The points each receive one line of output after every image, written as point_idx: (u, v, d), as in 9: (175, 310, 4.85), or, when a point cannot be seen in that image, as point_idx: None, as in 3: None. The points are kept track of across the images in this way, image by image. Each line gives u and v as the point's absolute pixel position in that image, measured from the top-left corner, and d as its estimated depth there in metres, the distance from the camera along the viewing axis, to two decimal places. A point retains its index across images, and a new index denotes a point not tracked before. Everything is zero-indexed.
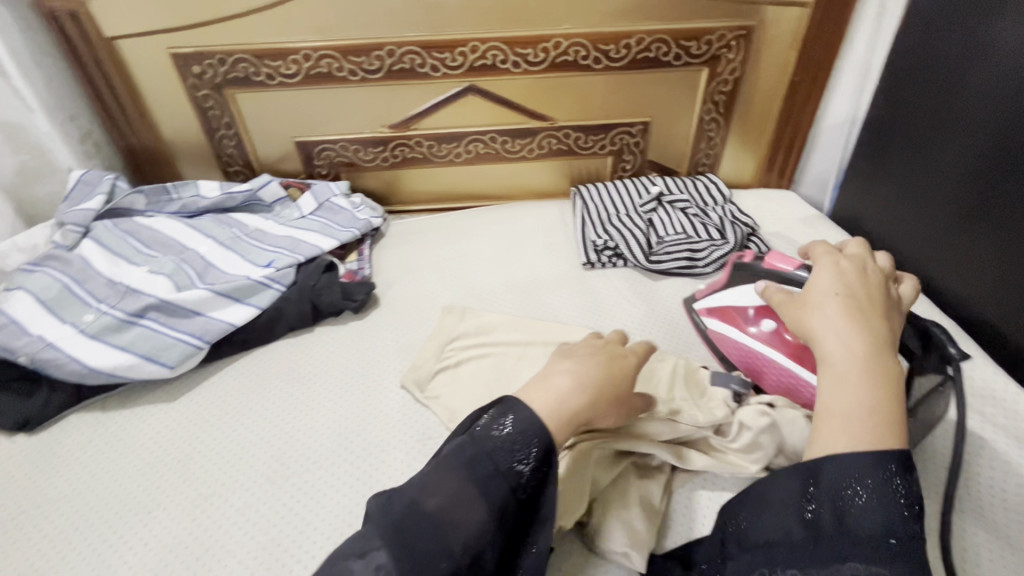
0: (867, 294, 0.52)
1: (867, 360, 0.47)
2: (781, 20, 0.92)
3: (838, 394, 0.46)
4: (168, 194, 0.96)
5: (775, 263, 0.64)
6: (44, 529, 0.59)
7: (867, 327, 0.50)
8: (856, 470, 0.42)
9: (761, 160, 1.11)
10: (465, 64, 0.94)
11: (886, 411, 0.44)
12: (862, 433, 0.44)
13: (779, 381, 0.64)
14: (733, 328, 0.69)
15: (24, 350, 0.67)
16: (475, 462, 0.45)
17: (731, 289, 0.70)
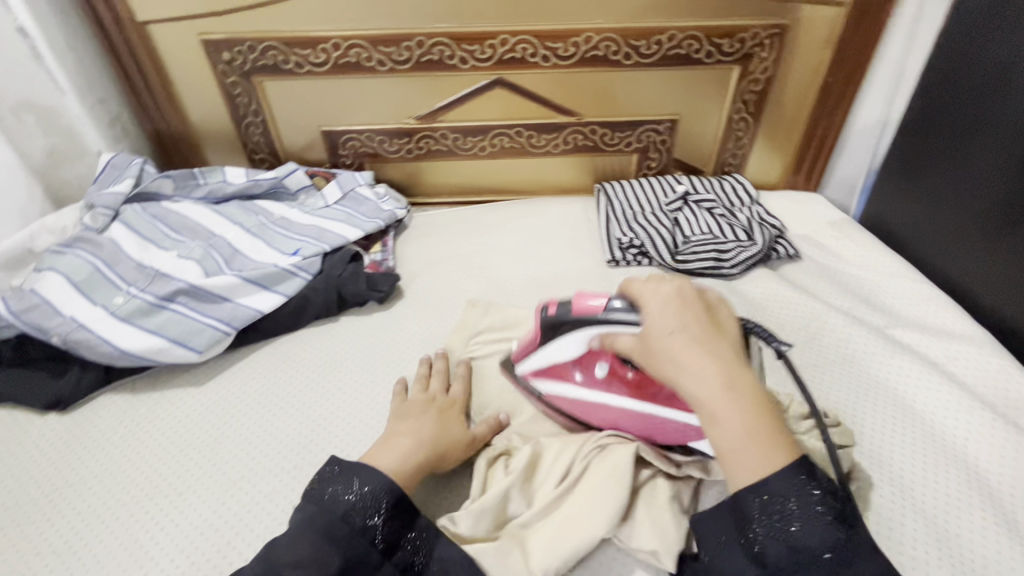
0: (696, 317, 0.50)
1: (725, 390, 0.47)
2: (817, 19, 0.91)
3: (717, 433, 0.47)
4: (195, 179, 0.96)
5: (584, 306, 0.58)
6: (75, 508, 0.59)
7: (710, 350, 0.48)
8: (781, 500, 0.44)
9: (789, 162, 1.09)
10: (494, 57, 0.93)
11: (762, 429, 0.46)
12: (752, 459, 0.45)
13: (633, 425, 0.61)
14: (569, 384, 0.65)
15: (57, 330, 0.69)
16: (314, 516, 0.48)
17: (544, 350, 0.64)
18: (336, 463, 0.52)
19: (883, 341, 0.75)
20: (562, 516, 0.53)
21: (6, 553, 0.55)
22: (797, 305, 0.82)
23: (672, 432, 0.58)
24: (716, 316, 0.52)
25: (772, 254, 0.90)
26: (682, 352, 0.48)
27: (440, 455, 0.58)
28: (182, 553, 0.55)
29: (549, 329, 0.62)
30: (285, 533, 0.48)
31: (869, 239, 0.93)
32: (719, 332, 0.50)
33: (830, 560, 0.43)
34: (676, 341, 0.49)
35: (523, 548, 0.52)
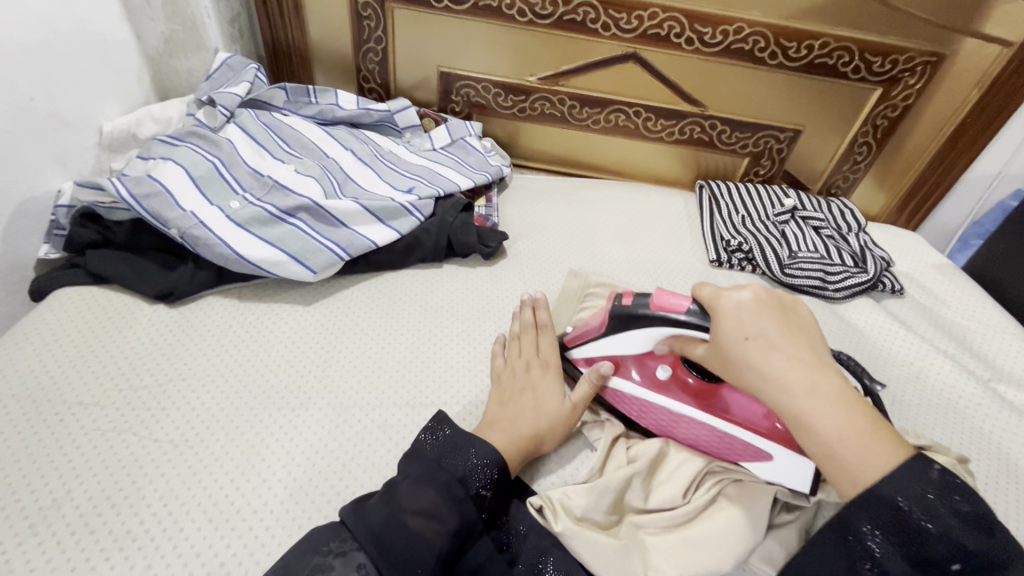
0: (778, 319, 0.48)
1: (814, 387, 0.44)
2: (976, 55, 0.87)
3: (807, 438, 0.44)
4: (307, 96, 0.93)
5: (666, 303, 0.54)
6: (188, 403, 0.58)
7: (789, 349, 0.47)
8: (892, 518, 0.40)
9: (896, 197, 1.06)
10: (638, 29, 0.90)
11: (857, 425, 0.43)
12: (850, 464, 0.42)
13: (685, 434, 0.58)
14: (627, 380, 0.61)
15: (176, 224, 0.67)
16: (433, 471, 0.48)
17: (607, 340, 0.61)
18: (452, 427, 0.53)
19: (985, 393, 0.75)
20: (695, 536, 0.51)
21: (122, 435, 0.55)
22: (900, 342, 0.81)
23: (728, 449, 0.55)
24: (786, 306, 0.51)
25: (879, 285, 0.88)
26: (761, 357, 0.47)
27: (544, 439, 0.56)
28: (298, 468, 0.55)
29: (619, 320, 0.58)
30: (406, 481, 0.48)
31: (974, 288, 0.92)
32: (796, 329, 0.49)
33: (961, 572, 0.40)
34: (751, 345, 0.47)
35: (642, 550, 0.51)
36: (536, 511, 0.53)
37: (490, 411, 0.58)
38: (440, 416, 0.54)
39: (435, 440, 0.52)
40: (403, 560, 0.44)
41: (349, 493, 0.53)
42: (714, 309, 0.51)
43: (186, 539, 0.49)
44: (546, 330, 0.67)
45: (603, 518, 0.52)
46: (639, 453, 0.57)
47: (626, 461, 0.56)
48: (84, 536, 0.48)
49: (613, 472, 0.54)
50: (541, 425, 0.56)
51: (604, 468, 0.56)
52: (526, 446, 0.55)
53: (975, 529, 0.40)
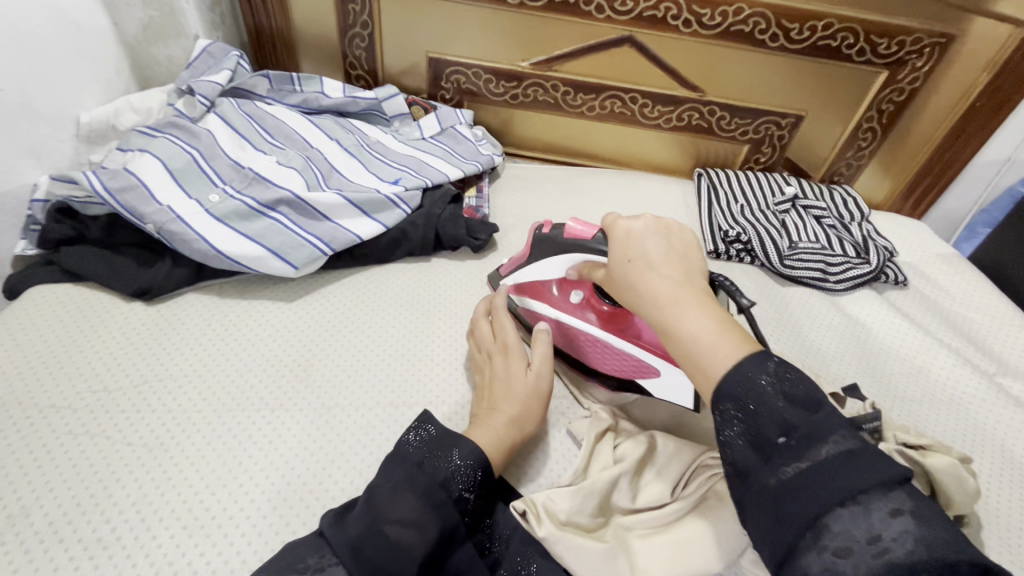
0: (668, 246, 0.47)
1: (682, 293, 0.43)
2: (988, 36, 0.84)
3: (673, 344, 0.42)
4: (292, 84, 0.90)
5: (573, 228, 0.57)
6: (165, 404, 0.56)
7: (664, 264, 0.45)
8: (731, 403, 0.38)
9: (901, 184, 1.03)
10: (634, 11, 0.86)
11: (714, 326, 0.41)
12: (704, 362, 0.40)
13: (590, 352, 0.63)
14: (545, 304, 0.66)
15: (152, 218, 0.64)
16: (414, 477, 0.46)
17: (532, 266, 0.64)
18: (437, 426, 0.50)
19: (990, 387, 0.73)
20: (682, 535, 0.48)
21: (95, 438, 0.53)
22: (903, 335, 0.79)
23: (624, 364, 0.61)
24: (678, 236, 0.49)
25: (882, 276, 0.85)
26: (637, 272, 0.46)
27: (529, 424, 0.54)
28: (277, 472, 0.53)
29: (540, 244, 0.62)
30: (386, 485, 0.46)
31: (981, 279, 0.89)
32: (678, 252, 0.47)
33: (790, 446, 0.36)
34: (633, 265, 0.46)
35: (628, 551, 0.48)
36: (521, 515, 0.51)
37: (476, 411, 0.56)
38: (427, 413, 0.51)
39: (419, 440, 0.49)
40: (381, 574, 0.42)
41: (331, 498, 0.52)
42: (610, 234, 0.51)
43: (159, 546, 0.47)
44: (501, 313, 0.63)
45: (589, 522, 0.50)
46: (627, 453, 0.54)
47: (616, 462, 0.54)
48: (51, 546, 0.46)
49: (600, 474, 0.52)
50: (525, 427, 0.54)
51: (593, 469, 0.54)
52: (510, 443, 0.52)
53: (800, 403, 0.38)
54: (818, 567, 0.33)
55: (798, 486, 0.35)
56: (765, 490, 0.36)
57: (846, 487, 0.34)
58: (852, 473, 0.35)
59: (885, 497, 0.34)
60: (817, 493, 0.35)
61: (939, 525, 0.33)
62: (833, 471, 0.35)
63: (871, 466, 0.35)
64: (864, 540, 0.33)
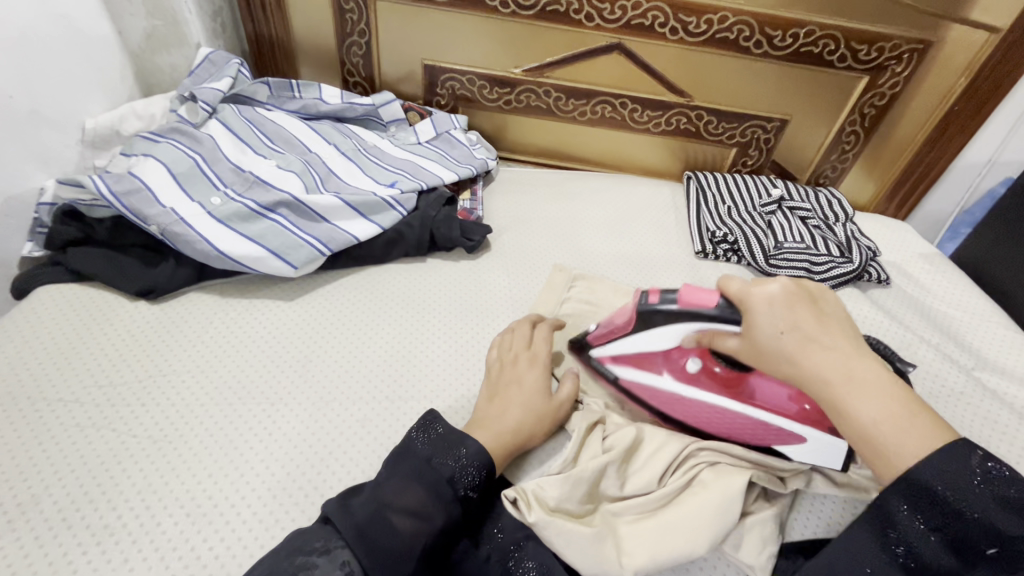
0: (813, 313, 0.47)
1: (856, 375, 0.44)
2: (963, 42, 0.87)
3: (847, 425, 0.43)
4: (291, 91, 0.93)
5: (692, 300, 0.54)
6: (168, 398, 0.59)
7: (825, 338, 0.45)
8: (926, 504, 0.40)
9: (885, 186, 1.05)
10: (622, 19, 0.89)
11: (894, 408, 0.42)
12: (894, 449, 0.41)
13: (715, 423, 0.59)
14: (654, 376, 0.62)
15: (156, 219, 0.67)
16: (422, 469, 0.49)
17: (636, 336, 0.60)
18: (444, 425, 0.53)
19: (968, 381, 0.75)
20: (667, 519, 0.51)
21: (101, 431, 0.55)
22: (885, 331, 0.81)
23: (757, 434, 0.57)
24: (816, 296, 0.49)
25: (865, 275, 0.88)
26: (795, 348, 0.46)
27: (530, 435, 0.56)
28: (277, 462, 0.55)
29: (649, 317, 0.58)
30: (392, 478, 0.48)
31: (962, 278, 0.91)
32: (828, 318, 0.47)
33: (997, 557, 0.38)
34: (785, 339, 0.46)
35: (615, 535, 0.51)
36: (511, 504, 0.51)
37: (479, 407, 0.58)
38: (432, 414, 0.54)
39: (426, 437, 0.52)
40: (386, 558, 0.44)
41: (329, 487, 0.54)
42: (743, 303, 0.49)
43: (164, 533, 0.49)
44: (529, 322, 0.67)
45: (578, 508, 0.52)
46: (615, 443, 0.57)
47: (604, 452, 0.56)
48: (61, 531, 0.48)
49: (588, 463, 0.54)
50: (521, 424, 0.56)
51: (580, 458, 0.56)
52: (512, 442, 0.55)
53: (1013, 509, 0.38)
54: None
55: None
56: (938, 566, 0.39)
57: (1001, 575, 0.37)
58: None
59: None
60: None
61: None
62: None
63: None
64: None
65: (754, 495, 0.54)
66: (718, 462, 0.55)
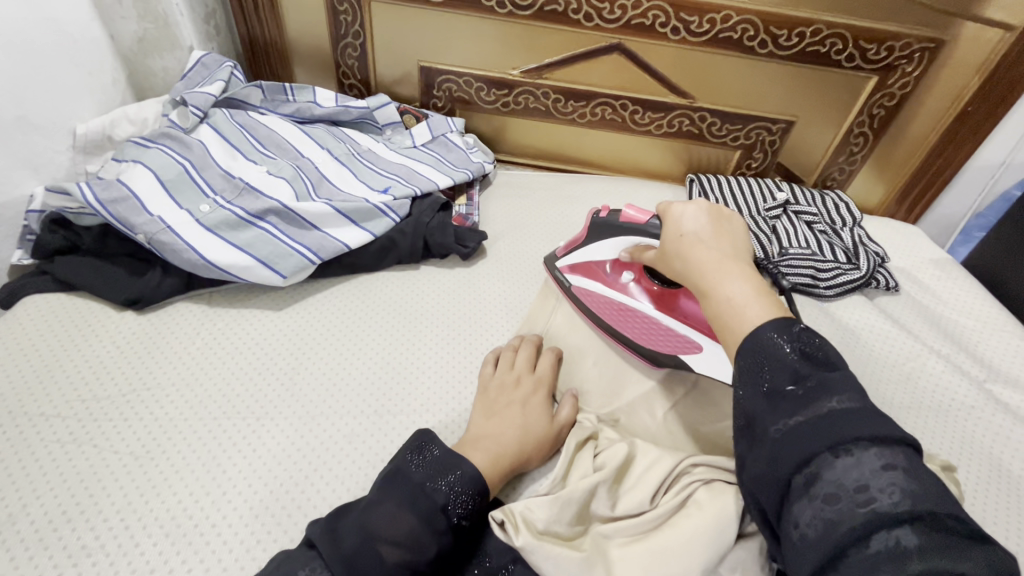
0: (717, 226, 0.51)
1: (727, 263, 0.46)
2: (976, 41, 0.83)
3: (710, 304, 0.45)
4: (285, 94, 0.91)
5: (632, 214, 0.63)
6: (152, 412, 0.57)
7: (714, 242, 0.49)
8: (753, 356, 0.40)
9: (894, 188, 1.02)
10: (622, 19, 0.86)
11: (749, 288, 0.44)
12: (738, 318, 0.42)
13: (637, 329, 0.65)
14: (596, 281, 0.68)
15: (142, 228, 0.66)
16: (415, 496, 0.47)
17: (589, 246, 0.67)
18: (440, 447, 0.52)
19: (980, 395, 0.72)
20: (660, 543, 0.48)
21: (82, 446, 0.54)
22: (893, 341, 0.78)
23: (668, 341, 0.63)
24: (726, 219, 0.52)
25: (872, 282, 0.85)
26: (688, 245, 0.49)
27: (528, 456, 0.55)
28: (261, 480, 0.54)
29: (599, 228, 0.66)
30: (383, 502, 0.47)
31: (974, 285, 0.88)
32: (728, 231, 0.50)
33: (798, 396, 0.37)
34: (684, 238, 0.50)
35: (605, 558, 0.48)
36: (498, 526, 0.49)
37: (475, 425, 0.57)
38: (427, 435, 0.53)
39: (421, 461, 0.50)
40: None
41: (312, 507, 0.52)
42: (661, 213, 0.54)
43: (142, 554, 0.48)
44: (529, 345, 0.66)
45: (567, 530, 0.50)
46: (606, 461, 0.55)
47: (596, 470, 0.54)
48: (37, 553, 0.47)
49: (579, 483, 0.52)
50: (523, 449, 0.55)
51: (572, 477, 0.54)
52: (509, 465, 0.53)
53: (812, 359, 0.39)
54: (808, 513, 0.33)
55: (794, 438, 0.35)
56: (767, 436, 0.37)
57: (833, 434, 0.34)
58: (853, 427, 0.34)
59: (879, 451, 0.33)
60: (811, 437, 0.35)
61: (929, 481, 0.33)
62: (831, 422, 0.35)
63: (869, 423, 0.34)
64: (850, 487, 0.32)
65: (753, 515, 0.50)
66: (713, 480, 0.52)
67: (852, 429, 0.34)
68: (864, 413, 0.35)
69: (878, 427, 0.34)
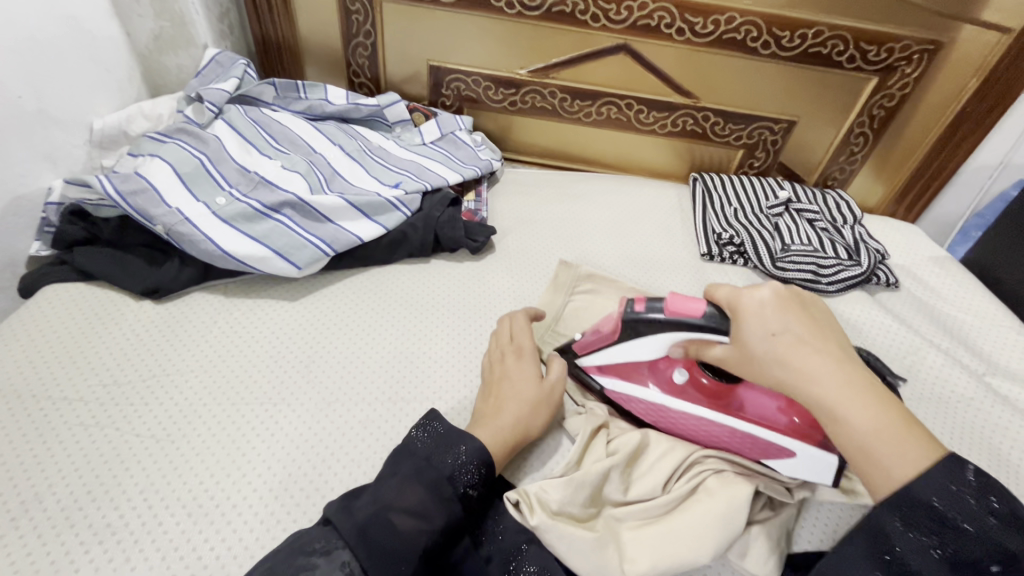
0: (805, 320, 0.48)
1: (844, 381, 0.44)
2: (974, 43, 0.85)
3: (841, 435, 0.43)
4: (297, 92, 0.93)
5: (676, 310, 0.53)
6: (171, 398, 0.59)
7: (815, 344, 0.46)
8: (919, 515, 0.39)
9: (894, 188, 1.04)
10: (628, 20, 0.88)
11: (884, 420, 0.42)
12: (884, 462, 0.41)
13: (707, 437, 0.58)
14: (636, 385, 0.61)
15: (161, 219, 0.67)
16: (422, 469, 0.48)
17: (619, 348, 0.59)
18: (442, 422, 0.53)
19: (978, 386, 0.74)
20: (671, 525, 0.50)
21: (104, 429, 0.55)
22: (895, 336, 0.80)
23: (747, 447, 0.55)
24: (807, 306, 0.50)
25: (873, 278, 0.87)
26: (788, 351, 0.46)
27: (528, 424, 0.56)
28: (279, 462, 0.55)
29: (631, 328, 0.57)
30: (394, 478, 0.48)
31: (972, 281, 0.90)
32: (820, 323, 0.48)
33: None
34: (777, 342, 0.46)
35: (617, 541, 0.50)
36: (513, 506, 0.51)
37: (477, 409, 0.58)
38: (433, 413, 0.54)
39: (426, 436, 0.51)
40: (387, 557, 0.44)
41: (331, 488, 0.54)
42: (735, 307, 0.50)
43: (165, 533, 0.49)
44: (510, 319, 0.66)
45: (580, 512, 0.52)
46: (619, 447, 0.56)
47: (607, 456, 0.56)
48: (64, 530, 0.48)
49: (591, 467, 0.53)
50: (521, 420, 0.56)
51: (584, 462, 0.56)
52: (513, 438, 0.54)
53: (1019, 530, 0.38)
54: None
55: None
56: None
57: None
58: None
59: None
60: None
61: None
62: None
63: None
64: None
65: (761, 504, 0.54)
66: (724, 471, 0.54)
67: None
68: None
69: None
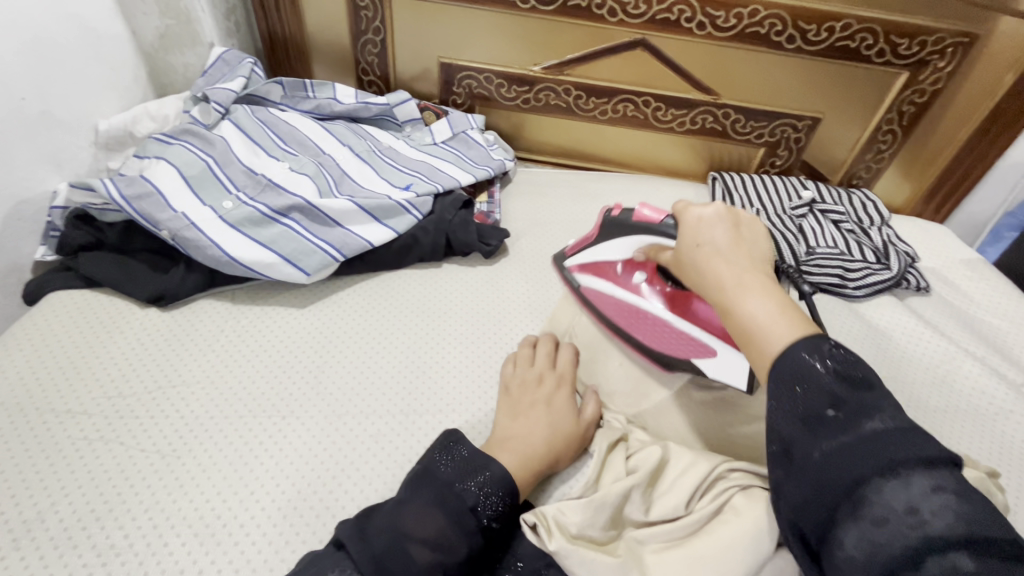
0: (733, 232, 0.46)
1: (744, 275, 0.42)
2: (1013, 35, 0.81)
3: (731, 324, 0.42)
4: (305, 91, 0.91)
5: (642, 212, 0.57)
6: (177, 410, 0.57)
7: (729, 250, 0.45)
8: (787, 379, 0.37)
9: (922, 187, 1.00)
10: (647, 14, 0.85)
11: (772, 306, 0.40)
12: (763, 342, 0.39)
13: (649, 331, 0.61)
14: (607, 282, 0.65)
15: (167, 225, 0.65)
16: (444, 496, 0.46)
17: (598, 247, 0.64)
18: (468, 447, 0.51)
19: (1017, 398, 0.70)
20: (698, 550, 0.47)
21: (109, 444, 0.53)
22: (926, 343, 0.76)
23: (683, 346, 0.59)
24: (745, 226, 0.47)
25: (903, 282, 0.83)
26: (703, 256, 0.46)
27: (556, 455, 0.54)
28: (288, 479, 0.53)
29: (609, 228, 0.62)
30: (412, 502, 0.46)
31: (1007, 285, 0.86)
32: (747, 238, 0.47)
33: (838, 420, 0.35)
34: (699, 249, 0.46)
35: (641, 565, 0.47)
36: (530, 530, 0.49)
37: (500, 425, 0.56)
38: (454, 434, 0.52)
39: (450, 461, 0.49)
40: None
41: (341, 506, 0.52)
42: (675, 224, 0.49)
43: (171, 554, 0.47)
44: (549, 342, 0.65)
45: (600, 534, 0.49)
46: (639, 464, 0.53)
47: (628, 474, 0.53)
48: (66, 551, 0.47)
49: (612, 487, 0.51)
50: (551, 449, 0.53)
51: (604, 480, 0.53)
52: (539, 465, 0.52)
53: (857, 386, 0.36)
54: (854, 535, 0.32)
55: (835, 463, 0.34)
56: (810, 463, 0.35)
57: (878, 460, 0.33)
58: (899, 447, 0.33)
59: (927, 472, 0.32)
60: (853, 459, 0.33)
61: (981, 504, 0.31)
62: (872, 445, 0.33)
63: (916, 444, 0.33)
64: (901, 510, 0.31)
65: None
66: (751, 487, 0.50)
67: (898, 449, 0.33)
68: (906, 432, 0.33)
69: (925, 449, 0.33)
